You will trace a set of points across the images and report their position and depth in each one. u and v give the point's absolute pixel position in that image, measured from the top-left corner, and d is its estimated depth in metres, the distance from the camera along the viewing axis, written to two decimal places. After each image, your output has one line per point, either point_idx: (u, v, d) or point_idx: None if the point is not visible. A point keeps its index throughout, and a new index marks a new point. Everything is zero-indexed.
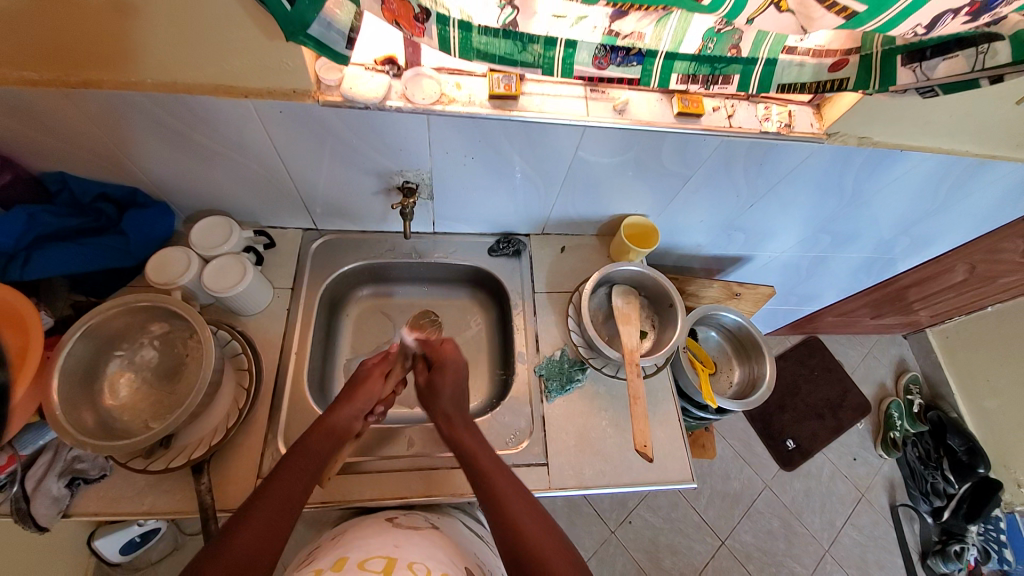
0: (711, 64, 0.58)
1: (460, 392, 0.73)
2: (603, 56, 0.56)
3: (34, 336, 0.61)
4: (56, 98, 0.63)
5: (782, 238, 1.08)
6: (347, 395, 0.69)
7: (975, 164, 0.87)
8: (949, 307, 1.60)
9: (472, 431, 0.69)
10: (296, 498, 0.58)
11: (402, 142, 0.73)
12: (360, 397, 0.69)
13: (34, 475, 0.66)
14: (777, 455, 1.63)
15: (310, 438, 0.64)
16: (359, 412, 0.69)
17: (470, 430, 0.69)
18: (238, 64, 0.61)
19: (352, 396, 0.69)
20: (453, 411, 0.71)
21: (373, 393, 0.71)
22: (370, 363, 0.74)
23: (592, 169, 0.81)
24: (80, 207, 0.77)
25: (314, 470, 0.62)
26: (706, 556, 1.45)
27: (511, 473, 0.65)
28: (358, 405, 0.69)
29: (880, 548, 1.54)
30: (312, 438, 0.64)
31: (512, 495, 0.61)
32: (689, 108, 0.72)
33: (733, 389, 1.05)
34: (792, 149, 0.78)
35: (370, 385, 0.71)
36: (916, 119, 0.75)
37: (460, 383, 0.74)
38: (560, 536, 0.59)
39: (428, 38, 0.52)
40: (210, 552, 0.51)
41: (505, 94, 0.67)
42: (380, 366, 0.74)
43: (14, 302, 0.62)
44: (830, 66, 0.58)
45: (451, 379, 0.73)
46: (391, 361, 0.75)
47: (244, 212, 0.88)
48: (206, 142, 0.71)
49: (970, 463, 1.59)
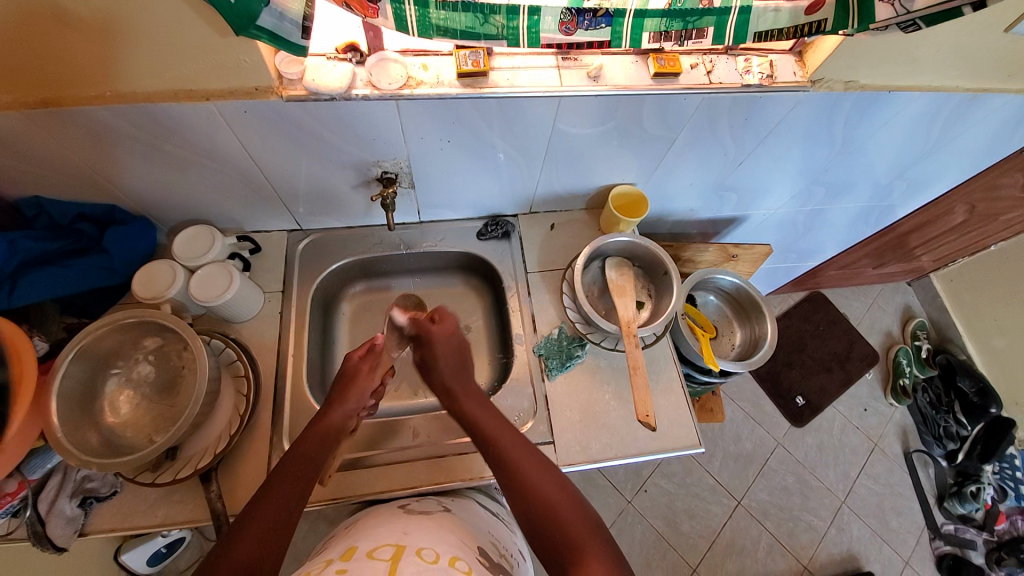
0: (683, 19, 0.56)
1: (457, 354, 0.73)
2: (569, 20, 0.54)
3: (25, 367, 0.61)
4: (20, 121, 0.61)
5: (775, 195, 1.06)
6: (338, 391, 0.70)
7: (967, 99, 0.84)
8: (952, 249, 1.59)
9: (475, 398, 0.70)
10: (296, 500, 0.59)
11: (374, 132, 0.71)
12: (353, 394, 0.69)
13: (46, 497, 0.67)
14: (787, 413, 1.63)
15: (304, 443, 0.64)
16: (354, 410, 0.69)
17: (474, 398, 0.70)
18: (196, 66, 0.59)
19: (345, 396, 0.69)
20: (452, 381, 0.71)
21: (365, 389, 0.71)
22: (355, 359, 0.72)
23: (572, 141, 0.79)
24: (60, 229, 0.76)
25: (309, 475, 0.62)
26: (724, 517, 1.47)
27: (516, 433, 0.66)
28: (351, 404, 0.69)
29: (895, 495, 1.55)
30: (305, 442, 0.64)
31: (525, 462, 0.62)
32: (666, 67, 0.69)
33: (736, 351, 1.04)
34: (775, 101, 0.76)
35: (361, 383, 0.70)
36: (902, 58, 0.72)
37: (460, 347, 0.73)
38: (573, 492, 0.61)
39: (383, 19, 0.50)
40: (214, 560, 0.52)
41: (473, 71, 0.65)
42: (366, 359, 0.73)
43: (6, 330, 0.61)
44: (807, 8, 0.55)
45: (443, 350, 0.72)
46: (376, 353, 0.73)
47: (227, 219, 0.87)
48: (179, 152, 0.70)
49: (982, 404, 1.59)
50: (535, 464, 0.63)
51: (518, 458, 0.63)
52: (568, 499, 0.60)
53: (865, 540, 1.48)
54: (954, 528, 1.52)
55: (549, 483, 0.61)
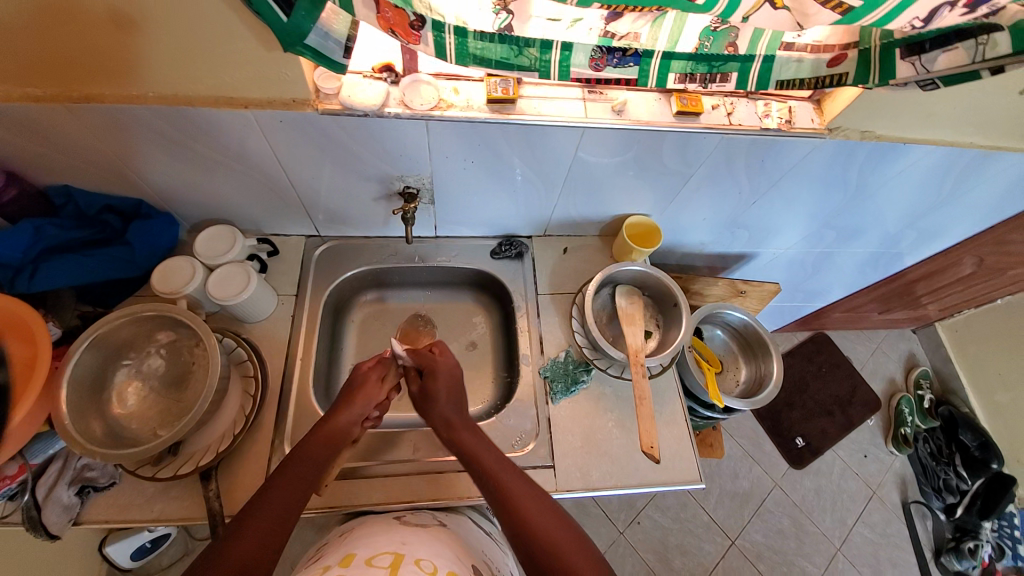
0: (707, 63, 0.58)
1: (455, 395, 0.74)
2: (599, 57, 0.57)
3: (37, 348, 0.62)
4: (61, 113, 0.64)
5: (785, 235, 1.07)
6: (344, 398, 0.72)
7: (980, 155, 0.86)
8: (960, 300, 1.59)
9: (472, 431, 0.70)
10: (297, 503, 0.59)
11: (401, 148, 0.73)
12: (359, 401, 0.71)
13: (45, 484, 0.67)
14: (787, 453, 1.61)
15: (309, 444, 0.65)
16: (359, 416, 0.70)
17: (471, 431, 0.70)
18: (237, 76, 0.62)
19: (352, 399, 0.71)
20: (453, 415, 0.72)
21: (372, 397, 0.72)
22: (365, 368, 0.75)
23: (591, 170, 0.81)
24: (86, 219, 0.77)
25: (311, 478, 0.62)
26: (716, 556, 1.44)
27: (509, 464, 0.66)
28: (357, 410, 0.70)
29: (893, 546, 1.52)
30: (311, 444, 0.65)
31: (524, 496, 0.62)
32: (688, 106, 0.71)
33: (740, 387, 1.04)
34: (792, 145, 0.77)
35: (368, 389, 0.72)
36: (918, 113, 0.74)
37: (455, 381, 0.75)
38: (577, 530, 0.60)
39: (423, 46, 0.52)
40: (209, 558, 0.52)
41: (502, 98, 0.68)
42: (374, 371, 0.75)
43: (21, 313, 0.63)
44: (830, 61, 0.57)
45: (445, 381, 0.75)
46: (385, 365, 0.77)
47: (248, 221, 0.89)
48: (210, 153, 0.72)
49: (983, 459, 1.57)
50: (527, 490, 0.63)
51: (515, 492, 0.62)
52: (571, 538, 0.58)
53: None
54: None
55: (552, 520, 0.60)
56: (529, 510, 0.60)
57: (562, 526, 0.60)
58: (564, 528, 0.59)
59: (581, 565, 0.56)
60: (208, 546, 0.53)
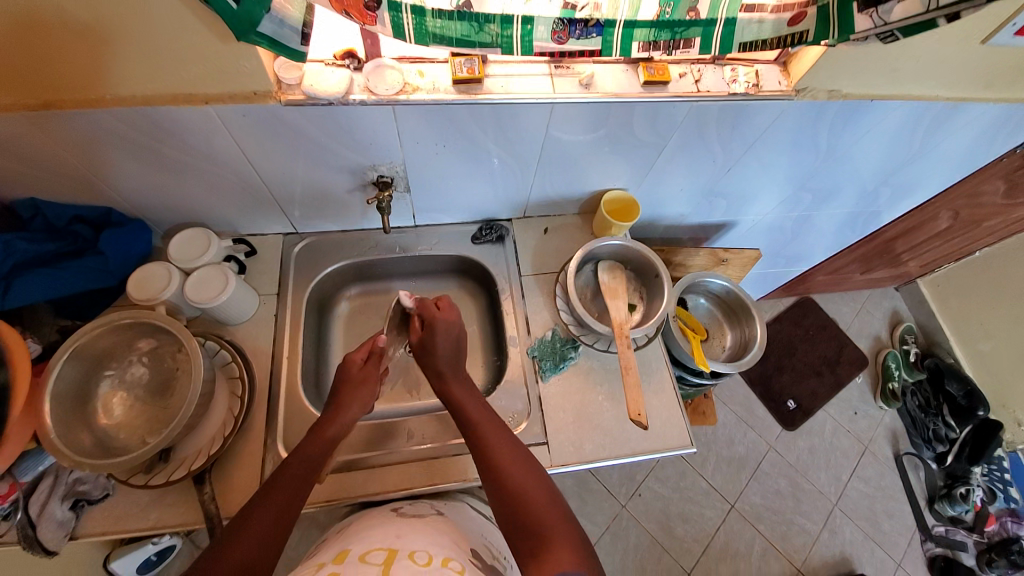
0: (670, 29, 0.57)
1: (455, 346, 0.73)
2: (561, 29, 0.56)
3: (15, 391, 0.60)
4: (18, 123, 0.62)
5: (764, 201, 1.09)
6: (337, 401, 0.70)
7: (948, 107, 0.87)
8: (939, 255, 1.62)
9: (462, 382, 0.72)
10: (297, 498, 0.60)
11: (370, 137, 0.72)
12: (359, 395, 0.70)
13: (37, 500, 0.67)
14: (779, 417, 1.65)
15: (307, 445, 0.65)
16: (358, 414, 0.70)
17: (461, 382, 0.72)
18: (195, 71, 0.60)
19: (350, 400, 0.69)
20: (446, 365, 0.72)
21: (370, 395, 0.71)
22: (356, 363, 0.72)
23: (565, 148, 0.81)
24: (55, 231, 0.75)
25: (310, 476, 0.63)
26: (717, 521, 1.47)
27: (502, 426, 0.68)
28: (355, 408, 0.70)
29: (886, 498, 1.57)
30: (309, 444, 0.65)
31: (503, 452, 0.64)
32: (656, 75, 0.71)
33: (726, 353, 1.06)
34: (762, 109, 0.78)
35: (367, 387, 0.71)
36: (883, 68, 0.75)
37: (455, 341, 0.73)
38: (550, 485, 0.63)
39: (381, 27, 0.52)
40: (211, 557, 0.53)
41: (468, 78, 0.67)
42: (369, 365, 0.73)
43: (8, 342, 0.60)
44: (790, 20, 0.57)
45: (444, 338, 0.73)
46: (375, 357, 0.74)
47: (223, 222, 0.87)
48: (175, 154, 0.70)
49: (970, 406, 1.61)
50: (515, 453, 0.65)
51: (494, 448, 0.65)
52: (543, 492, 0.61)
53: (857, 542, 1.50)
54: (945, 530, 1.54)
55: (527, 475, 0.62)
56: (506, 466, 0.63)
57: (535, 481, 0.62)
58: (547, 494, 0.61)
59: (548, 515, 0.59)
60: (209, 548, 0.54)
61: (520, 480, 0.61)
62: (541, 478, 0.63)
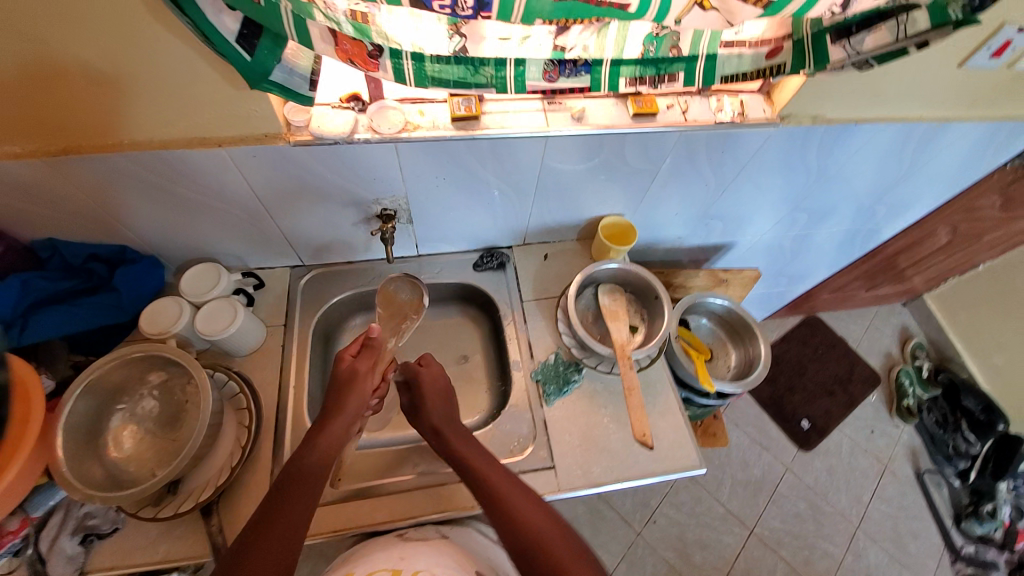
0: (656, 65, 0.60)
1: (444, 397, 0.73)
2: (552, 69, 0.59)
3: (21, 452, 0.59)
4: (42, 168, 0.66)
5: (761, 221, 1.11)
6: (333, 403, 0.68)
7: (932, 128, 0.90)
8: (940, 270, 1.62)
9: (461, 435, 0.70)
10: (299, 519, 0.60)
11: (373, 172, 0.76)
12: (351, 402, 0.68)
13: (47, 535, 0.68)
14: (793, 437, 1.62)
15: (304, 462, 0.64)
16: (353, 418, 0.68)
17: (460, 436, 0.70)
18: (210, 117, 0.64)
19: (343, 405, 0.68)
20: (441, 423, 0.71)
21: (364, 395, 0.69)
22: (349, 361, 0.71)
23: (561, 177, 0.84)
24: (72, 269, 0.79)
25: (313, 493, 0.62)
26: (736, 548, 1.43)
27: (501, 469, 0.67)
28: (349, 415, 0.68)
29: (908, 519, 1.53)
30: (305, 461, 0.63)
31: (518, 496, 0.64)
32: (643, 108, 0.75)
33: (731, 372, 1.06)
34: (750, 135, 0.81)
35: (359, 389, 0.69)
36: (865, 93, 0.78)
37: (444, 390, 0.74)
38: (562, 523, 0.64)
39: (383, 73, 0.55)
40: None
41: (466, 116, 0.71)
42: (362, 360, 0.71)
43: (32, 399, 0.62)
44: (767, 54, 0.61)
45: (432, 394, 0.73)
46: (371, 353, 0.72)
47: (233, 256, 0.91)
48: (189, 194, 0.74)
49: (989, 421, 1.61)
50: (521, 493, 0.65)
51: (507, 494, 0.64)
52: (557, 531, 0.62)
53: (883, 567, 1.45)
54: (974, 550, 1.49)
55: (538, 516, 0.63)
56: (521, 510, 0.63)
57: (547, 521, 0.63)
58: (561, 532, 0.62)
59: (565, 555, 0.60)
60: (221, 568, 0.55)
61: (531, 520, 0.62)
62: (551, 516, 0.64)
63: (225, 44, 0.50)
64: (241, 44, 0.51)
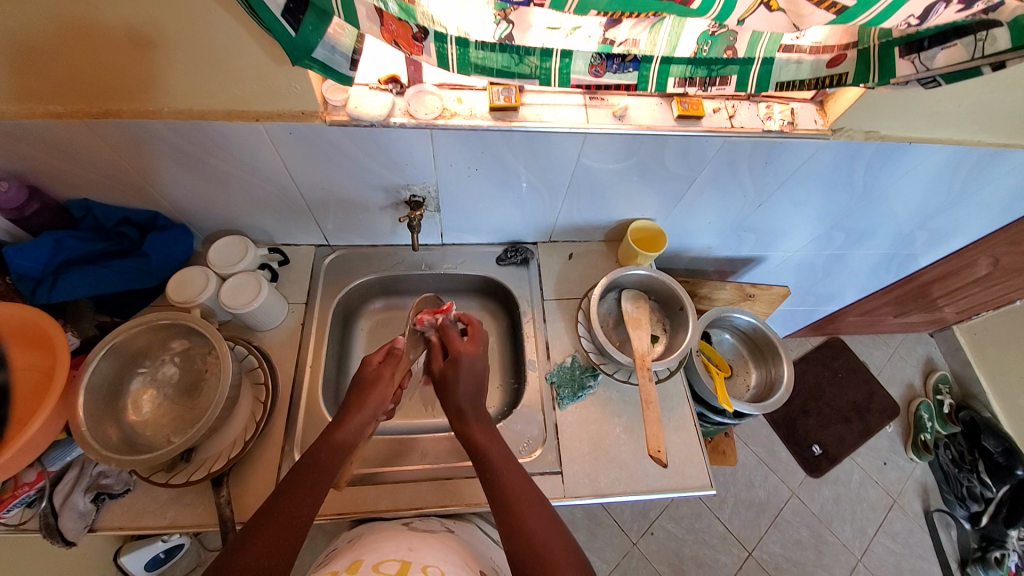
0: (707, 67, 0.58)
1: (476, 378, 0.72)
2: (599, 63, 0.57)
3: (44, 412, 0.61)
4: (81, 130, 0.66)
5: (794, 237, 1.07)
6: (354, 401, 0.70)
7: (989, 153, 0.85)
8: (977, 303, 1.55)
9: (484, 424, 0.70)
10: (308, 512, 0.59)
11: (406, 157, 0.74)
12: (371, 401, 0.69)
13: (61, 491, 0.69)
14: (804, 461, 1.58)
15: (320, 453, 0.64)
16: (371, 417, 0.69)
17: (485, 425, 0.70)
18: (249, 90, 0.64)
19: (362, 404, 0.69)
20: (467, 407, 0.70)
21: (383, 396, 0.71)
22: (374, 363, 0.73)
23: (594, 176, 0.82)
24: (104, 231, 0.80)
25: (326, 486, 0.62)
26: (733, 568, 1.40)
27: (515, 463, 0.67)
28: (367, 412, 0.69)
29: (917, 558, 1.47)
30: (321, 453, 0.64)
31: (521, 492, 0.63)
32: (690, 110, 0.72)
33: (750, 392, 1.03)
34: (796, 147, 0.77)
35: (379, 389, 0.71)
36: (923, 111, 0.74)
37: (477, 373, 0.73)
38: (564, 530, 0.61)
39: (427, 56, 0.54)
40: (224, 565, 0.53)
41: (505, 106, 0.69)
42: (385, 365, 0.73)
43: (59, 347, 0.64)
44: (829, 61, 0.58)
45: (464, 375, 0.71)
46: (395, 357, 0.74)
47: (260, 231, 0.91)
48: (222, 165, 0.74)
49: (1008, 465, 1.51)
50: (527, 491, 0.64)
51: (513, 489, 0.63)
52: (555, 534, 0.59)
53: None
54: None
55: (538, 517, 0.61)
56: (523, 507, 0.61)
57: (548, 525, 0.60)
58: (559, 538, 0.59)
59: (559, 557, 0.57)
60: (225, 552, 0.55)
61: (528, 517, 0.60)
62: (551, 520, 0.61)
63: (273, 20, 0.49)
64: (286, 19, 0.49)
